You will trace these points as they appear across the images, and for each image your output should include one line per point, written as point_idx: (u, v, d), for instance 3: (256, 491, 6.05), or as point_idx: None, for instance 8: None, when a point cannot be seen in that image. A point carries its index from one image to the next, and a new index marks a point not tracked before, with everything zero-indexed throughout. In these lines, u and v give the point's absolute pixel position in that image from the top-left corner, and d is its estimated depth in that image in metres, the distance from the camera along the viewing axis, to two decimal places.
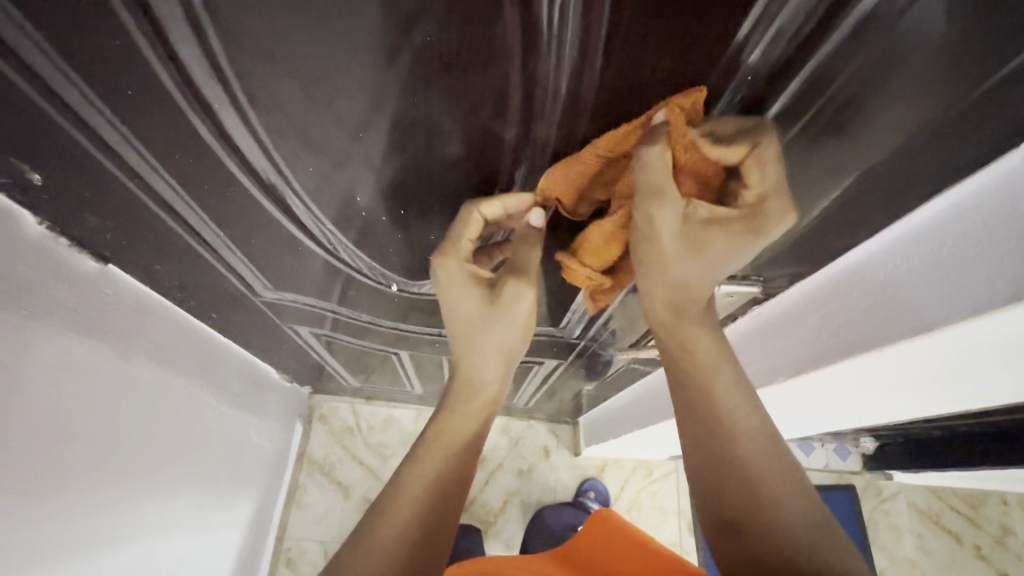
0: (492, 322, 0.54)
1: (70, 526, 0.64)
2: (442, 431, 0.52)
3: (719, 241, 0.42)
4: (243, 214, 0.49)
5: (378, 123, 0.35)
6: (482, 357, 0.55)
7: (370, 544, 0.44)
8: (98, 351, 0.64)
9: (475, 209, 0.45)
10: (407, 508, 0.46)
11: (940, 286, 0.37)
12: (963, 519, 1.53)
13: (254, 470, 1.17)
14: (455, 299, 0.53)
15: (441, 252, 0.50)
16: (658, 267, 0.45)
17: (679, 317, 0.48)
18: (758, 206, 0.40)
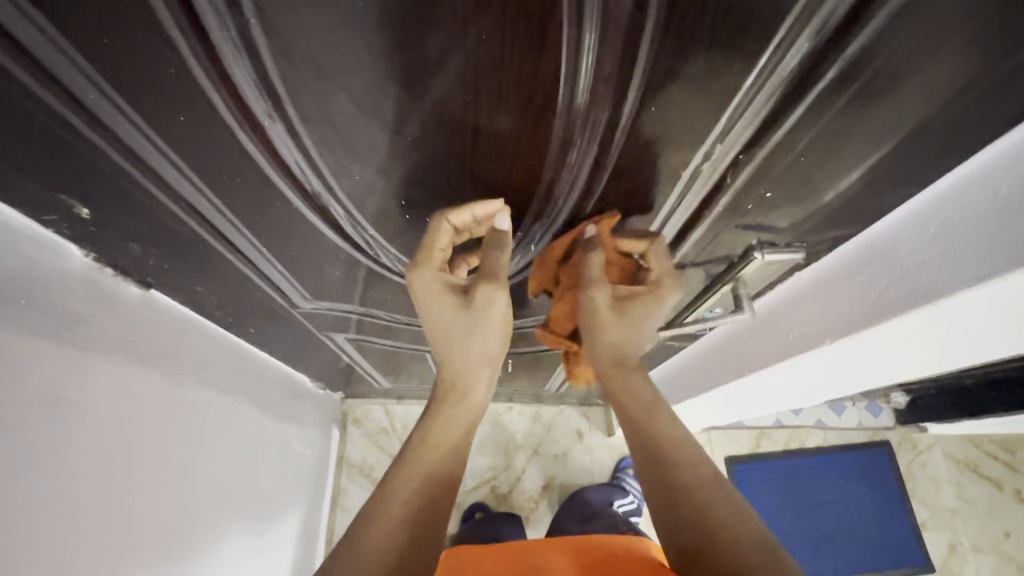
0: (468, 327, 0.53)
1: (144, 552, 0.65)
2: (432, 439, 0.51)
3: (637, 308, 0.53)
4: (284, 228, 0.50)
5: (424, 126, 0.35)
6: (463, 365, 0.54)
7: (357, 551, 0.42)
8: (149, 375, 0.65)
9: (445, 219, 0.46)
10: (395, 515, 0.45)
11: (997, 235, 0.37)
12: (1001, 464, 1.53)
13: (299, 477, 1.19)
14: (432, 310, 0.53)
15: (414, 264, 0.50)
16: (598, 332, 0.53)
17: (621, 369, 0.54)
18: (658, 283, 0.55)
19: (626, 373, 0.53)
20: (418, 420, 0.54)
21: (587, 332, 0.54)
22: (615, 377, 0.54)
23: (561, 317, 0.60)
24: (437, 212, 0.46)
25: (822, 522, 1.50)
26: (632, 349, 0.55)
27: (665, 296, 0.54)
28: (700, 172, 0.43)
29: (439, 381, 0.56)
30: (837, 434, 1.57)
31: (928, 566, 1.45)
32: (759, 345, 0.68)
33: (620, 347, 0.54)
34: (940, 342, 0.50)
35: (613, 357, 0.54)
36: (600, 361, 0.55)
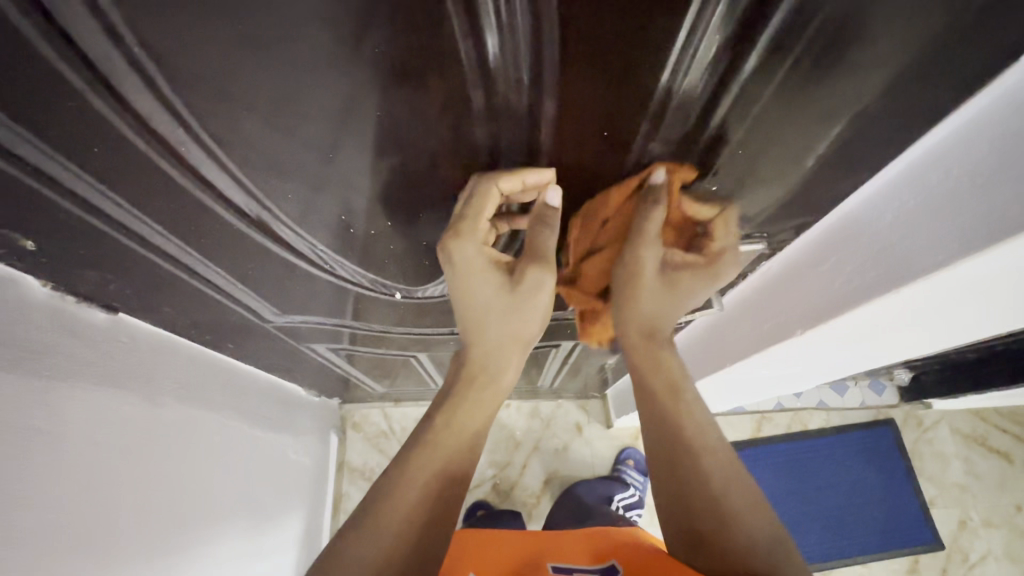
0: (510, 308, 0.52)
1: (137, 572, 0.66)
2: (447, 429, 0.52)
3: (685, 283, 0.53)
4: (235, 248, 0.49)
5: (346, 142, 0.34)
6: (498, 345, 0.54)
7: (379, 524, 0.46)
8: (126, 399, 0.65)
9: (493, 185, 0.41)
10: (417, 485, 0.48)
11: (949, 220, 0.35)
12: (1010, 437, 1.50)
13: (297, 485, 1.20)
14: (471, 284, 0.51)
15: (456, 236, 0.46)
16: (636, 302, 0.54)
17: (650, 340, 0.56)
18: (719, 256, 0.52)
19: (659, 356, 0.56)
20: (437, 400, 0.55)
21: (618, 304, 0.56)
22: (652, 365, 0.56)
23: (593, 276, 0.57)
24: (482, 174, 0.41)
25: (828, 503, 1.49)
26: (665, 323, 0.57)
27: (720, 272, 0.53)
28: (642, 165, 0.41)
29: (466, 360, 0.55)
30: (840, 415, 1.55)
31: (937, 543, 1.43)
32: (734, 337, 0.66)
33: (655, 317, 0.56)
34: (924, 322, 0.48)
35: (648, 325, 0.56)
36: (632, 329, 0.57)
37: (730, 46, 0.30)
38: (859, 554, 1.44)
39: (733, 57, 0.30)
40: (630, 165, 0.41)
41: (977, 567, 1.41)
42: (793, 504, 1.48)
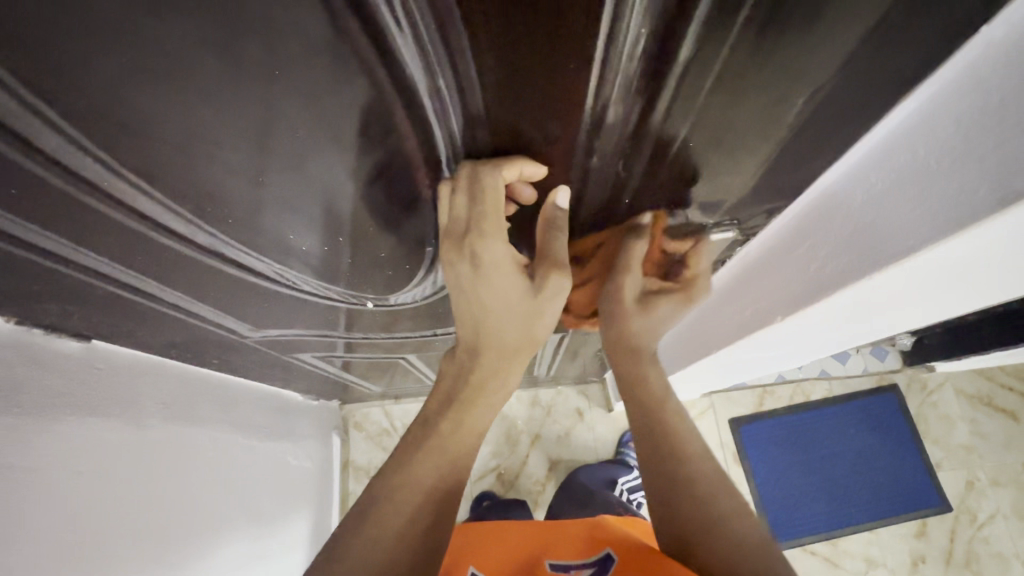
0: (532, 313, 0.47)
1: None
2: (454, 432, 0.48)
3: (660, 307, 0.61)
4: (191, 275, 0.48)
5: (273, 167, 0.32)
6: (510, 350, 0.49)
7: (376, 529, 0.43)
8: (108, 425, 0.64)
9: (501, 176, 0.38)
10: (416, 490, 0.46)
11: (917, 204, 0.33)
12: (1016, 395, 1.48)
13: (301, 489, 1.21)
14: (491, 283, 0.46)
15: (482, 229, 0.43)
16: (625, 320, 0.60)
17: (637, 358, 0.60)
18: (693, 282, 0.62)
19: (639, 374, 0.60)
20: (440, 402, 0.50)
21: (608, 321, 0.61)
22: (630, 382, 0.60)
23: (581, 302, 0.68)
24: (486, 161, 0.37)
25: (833, 473, 1.48)
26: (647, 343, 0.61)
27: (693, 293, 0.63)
28: (592, 169, 0.39)
29: (471, 359, 0.50)
30: (843, 383, 1.53)
31: (945, 505, 1.42)
32: (718, 323, 0.65)
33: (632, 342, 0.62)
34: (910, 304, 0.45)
35: (632, 342, 0.61)
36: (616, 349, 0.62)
37: (660, 49, 0.27)
38: (869, 521, 1.43)
39: (666, 58, 0.28)
40: (579, 168, 0.39)
41: (986, 527, 1.40)
42: (797, 475, 1.48)
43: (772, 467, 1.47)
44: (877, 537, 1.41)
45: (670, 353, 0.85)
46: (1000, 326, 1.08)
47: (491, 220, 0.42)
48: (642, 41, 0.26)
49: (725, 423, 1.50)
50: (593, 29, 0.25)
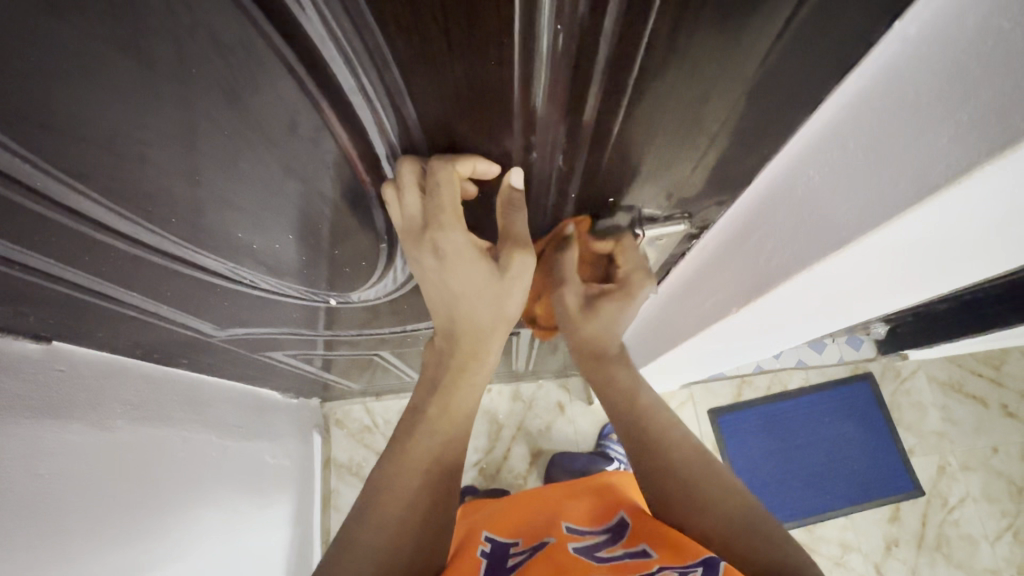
0: (501, 291, 0.47)
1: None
2: (440, 417, 0.49)
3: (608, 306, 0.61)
4: (142, 275, 0.47)
5: (207, 164, 0.32)
6: (484, 328, 0.49)
7: (381, 513, 0.45)
8: (71, 428, 0.63)
9: (454, 171, 0.37)
10: (417, 474, 0.47)
11: (849, 195, 0.34)
12: (985, 380, 1.53)
13: (279, 487, 1.20)
14: (455, 271, 0.45)
15: (439, 223, 0.41)
16: (575, 328, 0.63)
17: (600, 362, 0.64)
18: (629, 279, 0.60)
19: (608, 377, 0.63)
20: (425, 388, 0.51)
21: (563, 327, 0.64)
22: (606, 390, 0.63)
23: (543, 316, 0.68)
24: (437, 157, 0.36)
25: (809, 460, 1.51)
26: (608, 342, 0.64)
27: None
28: (533, 164, 0.40)
29: (448, 344, 0.50)
30: (819, 372, 1.56)
31: (918, 490, 1.45)
32: (682, 315, 0.66)
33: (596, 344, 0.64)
34: (859, 293, 0.46)
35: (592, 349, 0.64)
36: (579, 350, 0.65)
37: (580, 46, 0.28)
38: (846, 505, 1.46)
39: (588, 55, 0.28)
40: (521, 162, 0.40)
41: (956, 510, 1.44)
42: (775, 464, 1.50)
43: (749, 456, 1.50)
44: (852, 523, 1.44)
45: (642, 346, 0.87)
46: (969, 314, 1.10)
47: (448, 213, 0.40)
48: (560, 40, 0.27)
49: (704, 413, 1.52)
50: (510, 28, 0.26)
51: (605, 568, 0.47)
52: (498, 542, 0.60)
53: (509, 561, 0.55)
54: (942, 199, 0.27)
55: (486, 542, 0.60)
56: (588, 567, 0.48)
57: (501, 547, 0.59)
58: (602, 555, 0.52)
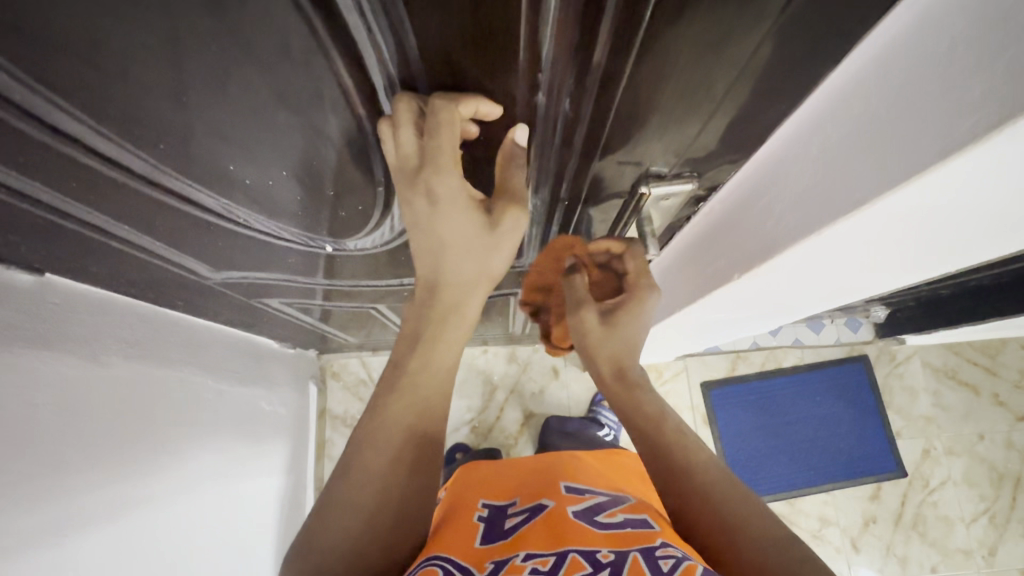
0: (488, 246, 0.45)
1: (107, 519, 0.68)
2: (421, 372, 0.46)
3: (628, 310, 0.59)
4: (133, 207, 0.45)
5: (196, 85, 0.31)
6: (465, 284, 0.47)
7: (359, 479, 0.42)
8: (65, 361, 0.63)
9: (455, 111, 0.35)
10: (396, 439, 0.44)
11: (868, 154, 0.33)
12: (980, 369, 1.53)
13: (274, 433, 1.23)
14: (444, 217, 0.43)
15: (435, 164, 0.40)
16: (592, 344, 0.58)
17: (628, 386, 0.55)
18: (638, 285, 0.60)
19: (633, 393, 0.54)
20: (404, 344, 0.47)
21: (583, 351, 0.60)
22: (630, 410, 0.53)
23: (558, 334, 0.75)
24: (440, 94, 0.35)
25: (797, 437, 1.53)
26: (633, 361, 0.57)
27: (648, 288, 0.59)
28: (539, 107, 0.38)
29: (425, 296, 0.47)
30: (814, 352, 1.56)
31: (900, 471, 1.48)
32: (685, 281, 0.66)
33: (622, 356, 0.57)
34: (871, 263, 0.45)
35: (612, 363, 0.57)
36: (602, 369, 0.58)
37: None
38: (828, 482, 1.48)
39: None
40: (526, 109, 0.38)
41: (936, 492, 1.47)
42: (763, 438, 1.52)
43: (738, 430, 1.52)
44: (833, 498, 1.47)
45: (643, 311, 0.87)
46: (970, 301, 1.09)
47: (446, 155, 0.39)
48: None
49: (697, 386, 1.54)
50: None
51: (607, 538, 0.48)
52: (494, 505, 0.59)
53: (507, 522, 0.55)
54: (974, 157, 0.25)
55: (482, 507, 0.59)
56: (588, 535, 0.48)
57: (498, 510, 0.58)
58: (603, 518, 0.52)
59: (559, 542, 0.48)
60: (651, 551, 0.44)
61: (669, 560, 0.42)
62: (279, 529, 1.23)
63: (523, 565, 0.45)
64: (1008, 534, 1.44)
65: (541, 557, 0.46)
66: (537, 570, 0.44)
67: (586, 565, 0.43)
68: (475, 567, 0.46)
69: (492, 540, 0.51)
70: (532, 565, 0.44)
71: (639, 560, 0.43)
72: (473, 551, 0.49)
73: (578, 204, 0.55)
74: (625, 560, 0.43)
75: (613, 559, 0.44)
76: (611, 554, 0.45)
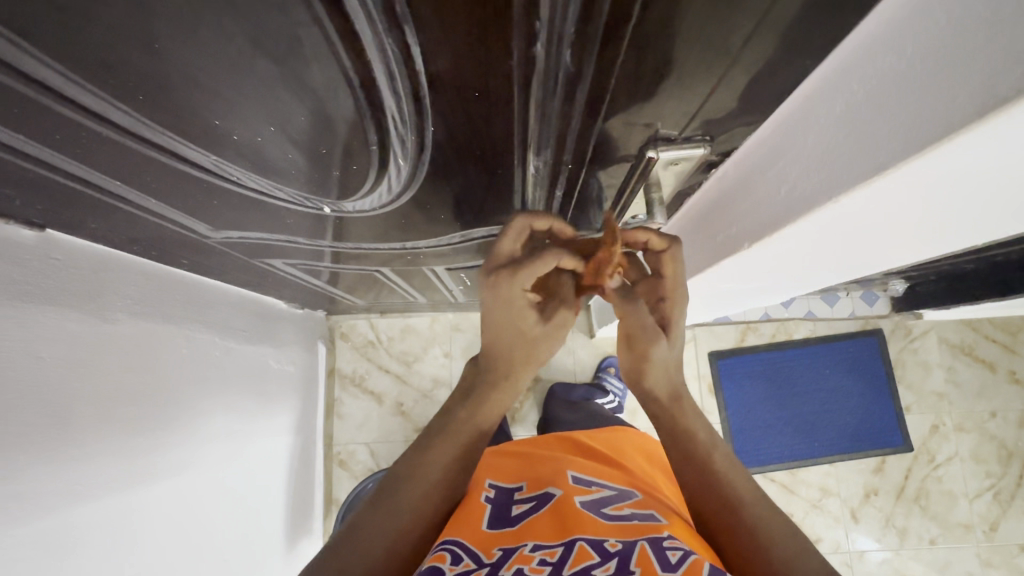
0: (539, 338, 0.50)
1: (115, 468, 0.70)
2: (469, 416, 0.51)
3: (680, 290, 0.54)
4: (121, 162, 0.44)
5: (168, 28, 0.29)
6: (520, 355, 0.51)
7: (398, 498, 0.48)
8: (70, 315, 0.63)
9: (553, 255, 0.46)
10: (437, 470, 0.50)
11: (895, 114, 0.30)
12: (998, 346, 1.50)
13: (284, 391, 1.26)
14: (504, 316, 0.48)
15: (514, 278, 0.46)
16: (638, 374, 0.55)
17: (676, 409, 0.54)
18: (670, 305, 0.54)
19: (685, 425, 0.53)
20: (462, 387, 0.53)
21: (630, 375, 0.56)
22: (678, 434, 0.53)
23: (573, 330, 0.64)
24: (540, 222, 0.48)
25: (804, 410, 1.52)
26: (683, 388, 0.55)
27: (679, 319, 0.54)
28: (537, 62, 0.34)
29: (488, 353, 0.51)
30: (827, 325, 1.54)
31: (907, 445, 1.47)
32: (694, 248, 0.64)
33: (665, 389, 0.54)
34: (884, 235, 0.43)
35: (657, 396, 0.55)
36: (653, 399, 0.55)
37: None
38: (832, 455, 1.48)
39: None
40: (528, 72, 0.35)
41: (941, 467, 1.46)
42: (769, 409, 1.52)
43: (744, 400, 1.51)
44: (836, 470, 1.48)
45: None
46: (992, 278, 1.05)
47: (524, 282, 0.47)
48: None
49: (704, 355, 1.53)
50: None
51: (614, 531, 0.48)
52: (501, 488, 0.58)
53: (514, 509, 0.54)
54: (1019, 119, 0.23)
55: (489, 488, 0.57)
56: (594, 527, 0.49)
57: (505, 493, 0.57)
58: (610, 511, 0.52)
59: (567, 533, 0.48)
60: (657, 542, 0.45)
61: (675, 553, 0.43)
62: (289, 483, 1.27)
63: (531, 555, 0.46)
64: (1011, 511, 1.44)
65: (548, 548, 0.47)
66: (546, 561, 0.45)
67: (594, 554, 0.44)
68: (484, 554, 0.47)
69: (500, 525, 0.51)
70: (540, 556, 0.46)
71: (647, 550, 0.44)
72: (483, 536, 0.49)
73: (582, 168, 0.53)
74: (634, 550, 0.44)
75: (620, 549, 0.45)
76: (618, 543, 0.46)
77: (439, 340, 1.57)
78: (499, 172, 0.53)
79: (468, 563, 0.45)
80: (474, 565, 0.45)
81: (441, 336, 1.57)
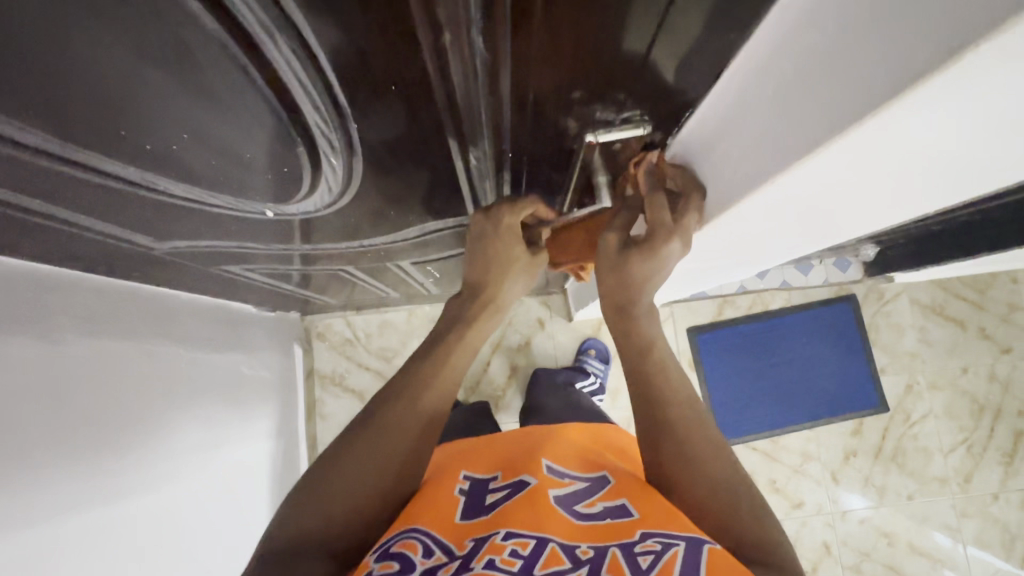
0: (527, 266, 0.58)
1: (77, 490, 0.68)
2: (432, 375, 0.52)
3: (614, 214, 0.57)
4: (36, 182, 0.41)
5: (44, 42, 0.26)
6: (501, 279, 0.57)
7: (354, 448, 0.49)
8: (12, 340, 0.60)
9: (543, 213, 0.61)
10: (398, 429, 0.50)
11: (831, 85, 0.29)
12: (968, 304, 1.53)
13: (260, 395, 1.24)
14: (498, 247, 0.57)
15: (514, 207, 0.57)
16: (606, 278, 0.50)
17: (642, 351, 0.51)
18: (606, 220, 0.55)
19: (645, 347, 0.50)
20: (425, 348, 0.55)
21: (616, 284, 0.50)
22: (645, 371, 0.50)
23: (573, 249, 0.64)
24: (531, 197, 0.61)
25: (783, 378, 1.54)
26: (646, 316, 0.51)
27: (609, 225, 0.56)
28: (448, 53, 0.33)
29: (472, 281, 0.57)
30: (802, 293, 1.55)
31: (882, 406, 1.50)
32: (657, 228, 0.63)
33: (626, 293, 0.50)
34: (843, 204, 0.43)
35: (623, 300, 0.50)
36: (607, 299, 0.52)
37: None
38: (811, 420, 1.51)
39: None
40: (447, 64, 0.34)
41: (916, 425, 1.50)
42: (748, 381, 1.54)
43: (724, 373, 1.53)
44: (816, 435, 1.50)
45: None
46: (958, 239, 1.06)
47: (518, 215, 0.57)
48: None
49: (683, 331, 1.54)
50: None
51: (584, 534, 0.47)
52: (476, 479, 0.56)
53: (488, 498, 0.53)
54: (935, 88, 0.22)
55: (464, 479, 0.56)
56: (564, 525, 0.48)
57: (481, 484, 0.56)
58: (582, 509, 0.50)
59: (540, 526, 0.47)
60: (630, 547, 0.43)
61: (648, 556, 0.42)
62: (272, 488, 1.26)
63: (502, 544, 0.45)
64: (984, 462, 1.49)
65: (520, 537, 0.46)
66: (517, 553, 0.44)
67: (564, 559, 0.43)
68: (456, 546, 0.47)
69: (472, 516, 0.51)
70: (511, 546, 0.44)
71: (618, 556, 0.43)
72: (454, 528, 0.49)
73: (525, 156, 0.52)
74: (604, 558, 0.43)
75: (591, 556, 0.43)
76: (590, 550, 0.44)
77: (416, 334, 1.56)
78: (445, 164, 0.51)
79: (438, 556, 0.45)
80: (444, 558, 0.45)
81: (419, 331, 1.55)
